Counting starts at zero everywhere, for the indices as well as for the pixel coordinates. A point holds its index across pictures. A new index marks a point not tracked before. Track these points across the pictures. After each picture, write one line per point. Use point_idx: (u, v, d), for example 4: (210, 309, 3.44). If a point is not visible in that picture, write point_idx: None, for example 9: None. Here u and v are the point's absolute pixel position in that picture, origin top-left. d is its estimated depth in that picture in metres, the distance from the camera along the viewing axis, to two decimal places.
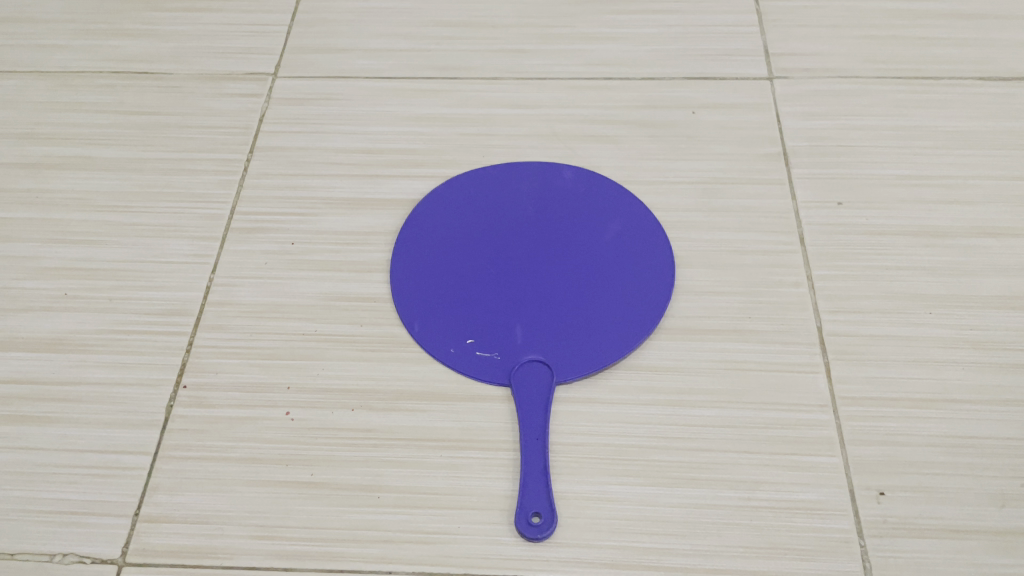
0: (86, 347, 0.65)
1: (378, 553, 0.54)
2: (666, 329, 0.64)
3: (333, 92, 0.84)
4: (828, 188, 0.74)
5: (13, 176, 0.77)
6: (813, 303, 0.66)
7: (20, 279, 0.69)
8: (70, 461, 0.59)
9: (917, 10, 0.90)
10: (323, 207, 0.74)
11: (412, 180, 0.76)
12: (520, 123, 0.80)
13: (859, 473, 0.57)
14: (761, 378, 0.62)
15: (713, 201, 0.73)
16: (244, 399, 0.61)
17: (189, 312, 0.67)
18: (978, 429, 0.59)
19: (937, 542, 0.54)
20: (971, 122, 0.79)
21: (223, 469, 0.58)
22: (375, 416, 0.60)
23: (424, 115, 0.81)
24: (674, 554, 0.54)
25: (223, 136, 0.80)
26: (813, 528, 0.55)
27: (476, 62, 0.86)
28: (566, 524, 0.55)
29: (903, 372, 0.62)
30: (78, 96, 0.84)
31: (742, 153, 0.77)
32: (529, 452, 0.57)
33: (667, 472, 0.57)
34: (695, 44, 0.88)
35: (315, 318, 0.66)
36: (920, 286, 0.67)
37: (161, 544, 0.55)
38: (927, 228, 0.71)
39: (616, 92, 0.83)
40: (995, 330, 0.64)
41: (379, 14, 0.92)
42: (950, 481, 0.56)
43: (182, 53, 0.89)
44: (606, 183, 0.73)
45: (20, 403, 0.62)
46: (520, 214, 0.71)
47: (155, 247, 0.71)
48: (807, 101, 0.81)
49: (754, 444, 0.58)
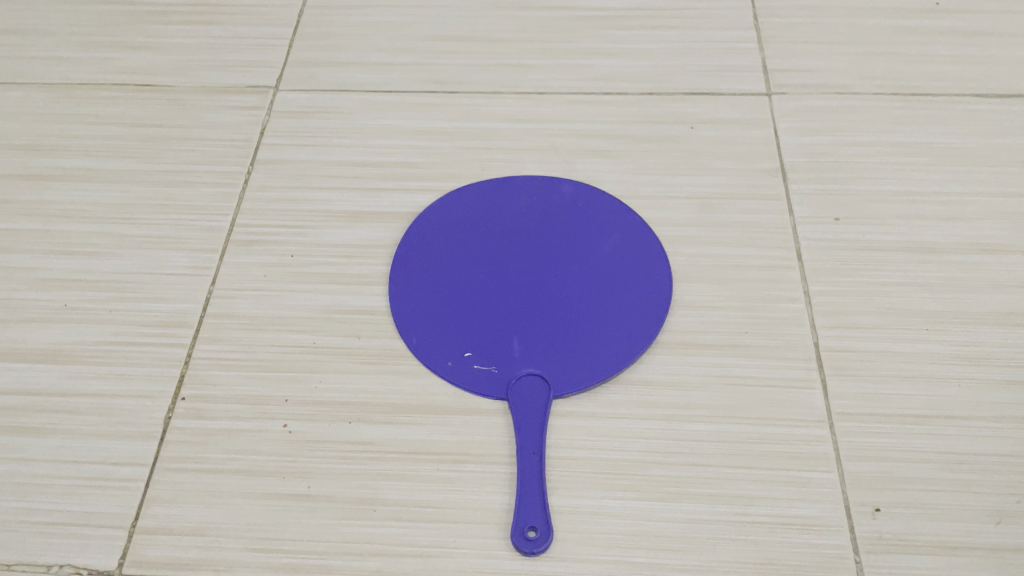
0: (86, 359, 0.65)
1: (373, 566, 0.54)
2: (664, 343, 0.65)
3: (334, 105, 0.85)
4: (826, 204, 0.74)
5: (15, 187, 0.78)
6: (810, 319, 0.66)
7: (20, 290, 0.70)
8: (68, 473, 0.59)
9: (914, 27, 0.91)
10: (323, 219, 0.74)
11: (412, 193, 0.76)
12: (519, 137, 0.81)
13: (856, 490, 0.57)
14: (757, 393, 0.62)
15: (710, 216, 0.73)
16: (242, 411, 0.61)
17: (188, 324, 0.67)
18: (975, 445, 0.59)
19: (933, 559, 0.54)
20: (967, 138, 0.79)
21: (221, 481, 0.58)
22: (372, 429, 0.60)
23: (424, 129, 0.82)
24: (669, 569, 0.54)
25: (224, 148, 0.81)
26: (809, 544, 0.55)
27: (476, 76, 0.87)
28: (563, 538, 0.55)
29: (899, 388, 0.62)
30: (81, 108, 0.85)
31: (740, 168, 0.77)
32: (526, 467, 0.57)
33: (663, 487, 0.57)
34: (694, 59, 0.88)
35: (313, 331, 0.66)
36: (917, 302, 0.67)
37: (156, 557, 0.55)
38: (923, 244, 0.71)
39: (615, 107, 0.83)
40: (990, 346, 0.64)
41: (380, 28, 0.93)
42: (946, 498, 0.56)
43: (185, 66, 0.90)
44: (605, 198, 0.74)
45: (19, 413, 0.62)
46: (518, 227, 0.71)
47: (156, 258, 0.72)
48: (805, 117, 0.82)
49: (751, 459, 0.58)
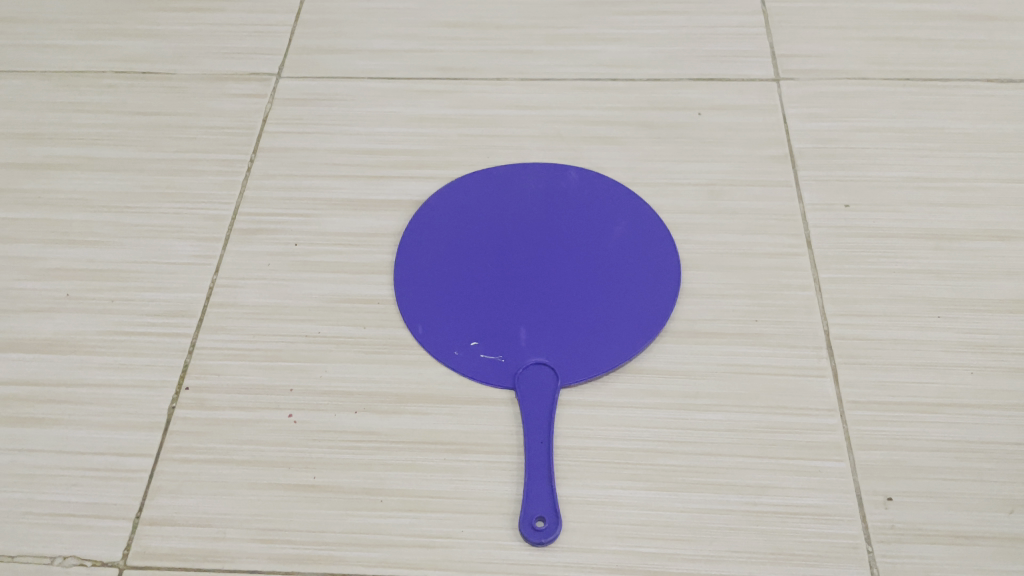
0: (88, 348, 0.64)
1: (380, 557, 0.54)
2: (672, 332, 0.64)
3: (337, 92, 0.84)
4: (835, 190, 0.73)
5: (16, 176, 0.77)
6: (820, 307, 0.65)
7: (22, 280, 0.69)
8: (71, 463, 0.58)
9: (924, 12, 0.90)
10: (326, 207, 0.73)
11: (416, 181, 0.75)
12: (524, 124, 0.80)
13: (868, 479, 0.56)
14: (767, 382, 0.61)
15: (718, 203, 0.73)
16: (247, 401, 0.61)
17: (191, 313, 0.66)
18: (987, 434, 0.58)
19: (946, 549, 0.53)
20: (978, 124, 0.78)
21: (225, 472, 0.58)
22: (378, 419, 0.60)
23: (428, 116, 0.81)
24: (680, 559, 0.53)
25: (226, 136, 0.80)
26: (820, 534, 0.54)
27: (480, 62, 0.86)
28: (571, 528, 0.54)
29: (911, 376, 0.61)
30: (81, 96, 0.84)
31: (747, 154, 0.76)
32: (533, 457, 0.56)
33: (673, 477, 0.57)
34: (701, 45, 0.87)
35: (318, 320, 0.65)
36: (927, 289, 0.66)
37: (161, 548, 0.54)
38: (933, 230, 0.70)
39: (622, 93, 0.82)
40: (1002, 333, 0.63)
41: (383, 15, 0.92)
42: (958, 487, 0.56)
43: (186, 53, 0.89)
44: (612, 186, 0.73)
45: (21, 404, 0.61)
46: (524, 215, 0.70)
47: (158, 247, 0.71)
48: (813, 103, 0.81)
49: (760, 448, 0.58)
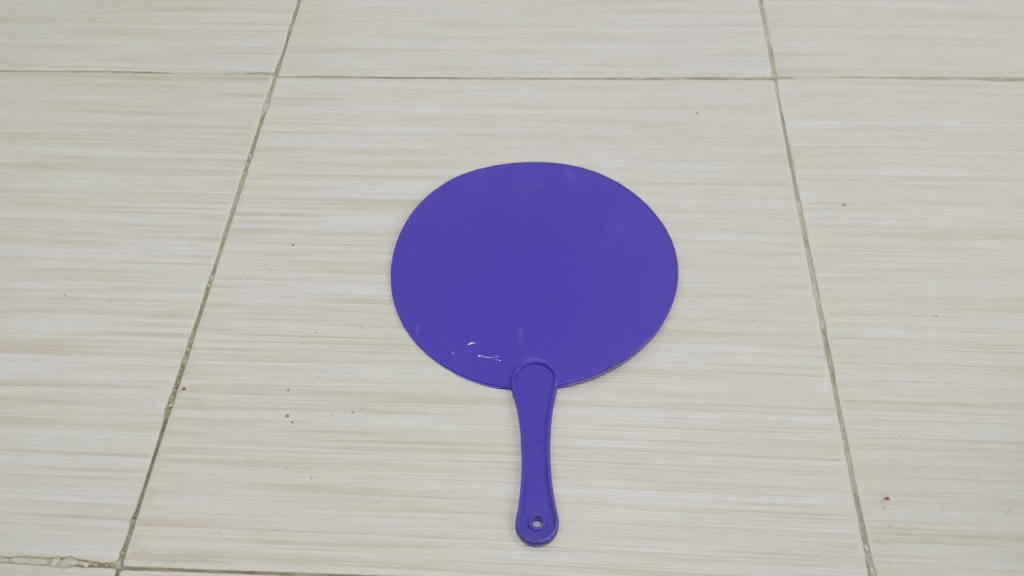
0: (85, 349, 0.64)
1: (377, 557, 0.54)
2: (669, 331, 0.64)
3: (335, 92, 0.84)
4: (833, 189, 0.73)
5: (13, 176, 0.77)
6: (818, 306, 0.65)
7: (19, 280, 0.69)
8: (69, 463, 0.58)
9: (922, 10, 0.90)
10: (323, 207, 0.73)
11: (414, 181, 0.75)
12: (522, 123, 0.80)
13: (866, 478, 0.56)
14: (765, 381, 0.61)
15: (716, 202, 0.73)
16: (244, 402, 0.61)
17: (189, 313, 0.66)
18: (985, 433, 0.58)
19: (944, 549, 0.53)
20: (976, 123, 0.78)
21: (223, 472, 0.58)
22: (375, 419, 0.60)
23: (426, 115, 0.81)
24: (677, 559, 0.53)
25: (224, 136, 0.80)
26: (817, 533, 0.54)
27: (477, 62, 0.86)
28: (568, 528, 0.54)
29: (909, 375, 0.61)
30: (78, 96, 0.84)
31: (745, 153, 0.76)
32: (530, 456, 0.56)
33: (670, 476, 0.57)
34: (698, 44, 0.87)
35: (315, 320, 0.65)
36: (925, 288, 0.66)
37: (158, 548, 0.54)
38: (931, 229, 0.70)
39: (619, 92, 0.82)
40: (999, 332, 0.63)
41: (380, 14, 0.92)
42: (956, 486, 0.56)
43: (183, 53, 0.88)
44: (610, 185, 0.73)
45: (19, 404, 0.61)
46: (521, 215, 0.70)
47: (155, 247, 0.71)
48: (811, 102, 0.81)
49: (758, 448, 0.58)
